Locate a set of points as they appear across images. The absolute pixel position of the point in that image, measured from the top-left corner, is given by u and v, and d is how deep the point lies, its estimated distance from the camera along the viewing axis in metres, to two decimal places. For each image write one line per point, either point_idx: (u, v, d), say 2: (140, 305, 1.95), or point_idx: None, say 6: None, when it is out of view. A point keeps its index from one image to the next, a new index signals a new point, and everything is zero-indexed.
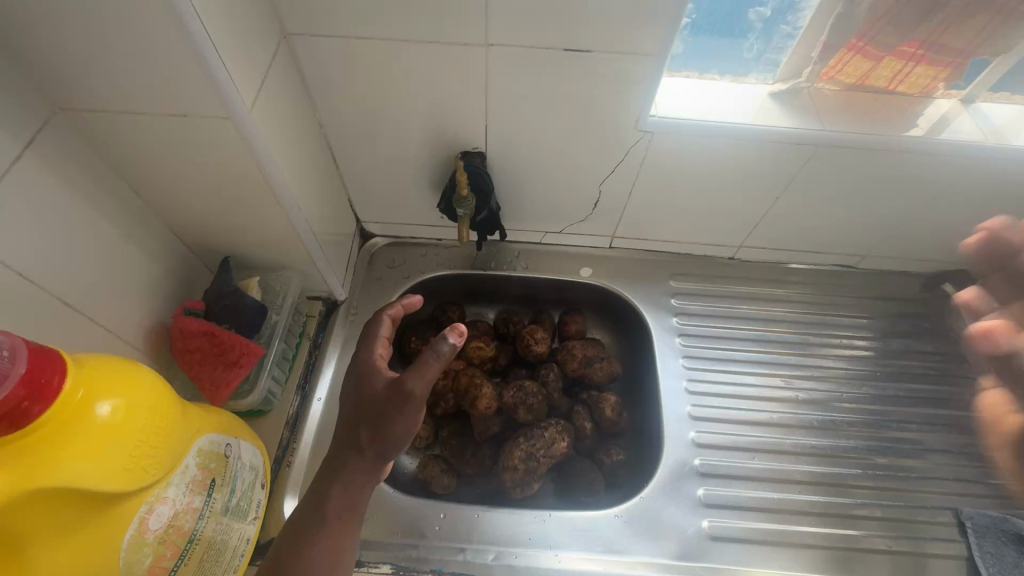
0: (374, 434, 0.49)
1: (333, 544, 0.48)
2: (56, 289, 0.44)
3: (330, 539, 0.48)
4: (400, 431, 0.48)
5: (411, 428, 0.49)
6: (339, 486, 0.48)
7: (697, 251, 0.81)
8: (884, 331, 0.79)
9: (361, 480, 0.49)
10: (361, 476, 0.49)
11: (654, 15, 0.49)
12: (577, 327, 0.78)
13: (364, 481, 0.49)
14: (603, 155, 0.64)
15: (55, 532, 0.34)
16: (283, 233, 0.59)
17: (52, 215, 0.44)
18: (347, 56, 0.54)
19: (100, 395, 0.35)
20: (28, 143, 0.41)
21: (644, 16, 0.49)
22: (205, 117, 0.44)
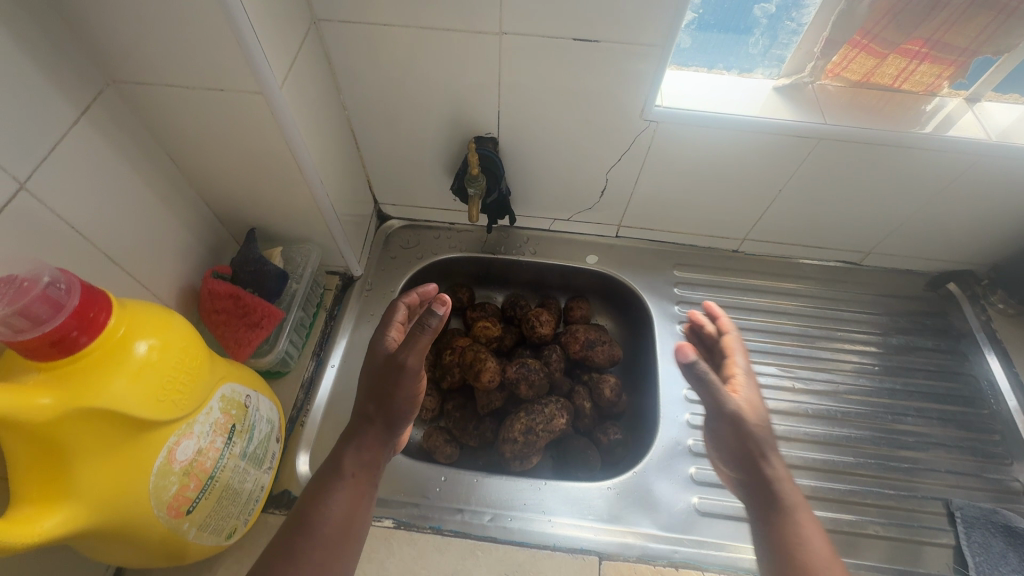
0: (378, 403, 0.53)
1: (349, 499, 0.50)
2: (101, 243, 0.49)
3: (348, 495, 0.50)
4: (402, 398, 0.53)
5: (412, 396, 0.53)
6: (354, 446, 0.52)
7: (702, 242, 0.83)
8: (886, 327, 0.80)
9: (376, 444, 0.53)
10: (375, 441, 0.53)
11: (658, 7, 0.52)
12: (582, 312, 0.81)
13: (376, 446, 0.53)
14: (609, 144, 0.67)
15: (96, 451, 0.37)
16: (305, 207, 0.64)
17: (101, 176, 0.48)
18: (371, 43, 0.58)
19: (138, 334, 0.39)
20: (84, 111, 0.46)
21: (647, 8, 0.52)
22: (240, 92, 0.48)
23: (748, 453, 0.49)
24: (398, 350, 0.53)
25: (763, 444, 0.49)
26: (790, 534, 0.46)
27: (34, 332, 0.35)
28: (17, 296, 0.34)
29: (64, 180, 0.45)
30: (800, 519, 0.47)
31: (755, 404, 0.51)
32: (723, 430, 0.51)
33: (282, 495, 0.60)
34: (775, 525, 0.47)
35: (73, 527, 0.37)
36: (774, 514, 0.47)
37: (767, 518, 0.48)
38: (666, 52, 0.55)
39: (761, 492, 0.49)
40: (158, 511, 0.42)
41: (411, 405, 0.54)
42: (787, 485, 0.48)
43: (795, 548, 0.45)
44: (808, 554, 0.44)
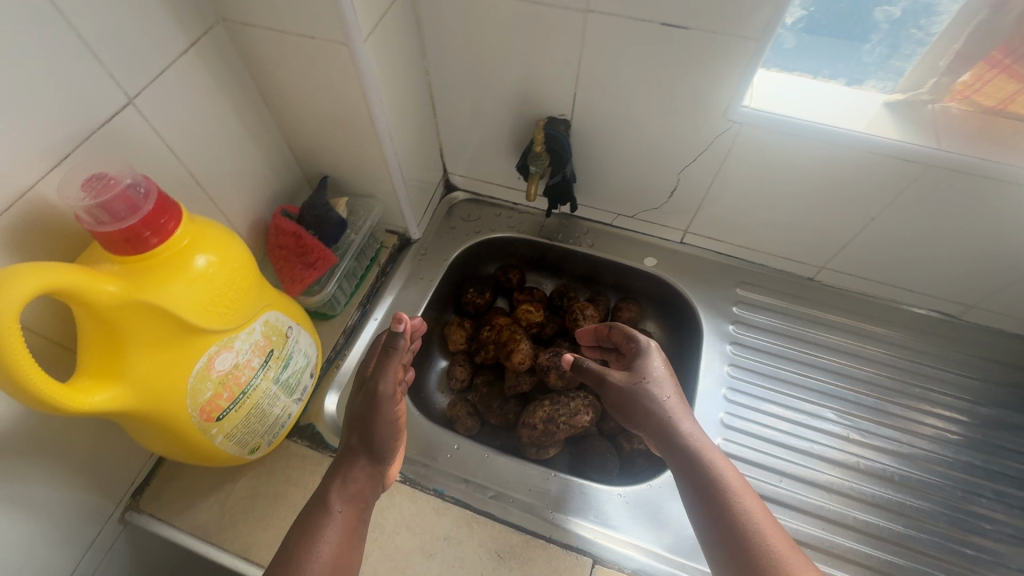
0: (361, 436, 0.56)
1: (339, 535, 0.51)
2: (190, 165, 0.54)
3: (336, 532, 0.51)
4: (382, 428, 0.55)
5: (391, 425, 0.56)
6: (341, 481, 0.54)
7: (774, 263, 0.77)
8: (977, 394, 0.70)
9: (364, 477, 0.55)
10: (363, 473, 0.55)
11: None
12: (628, 315, 0.80)
13: (362, 479, 0.55)
14: (686, 141, 0.63)
15: (148, 345, 0.42)
16: (374, 164, 0.66)
17: (199, 104, 0.53)
18: (460, 10, 0.59)
19: (200, 248, 0.44)
20: (194, 42, 0.51)
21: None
22: (329, 42, 0.51)
23: (643, 412, 0.56)
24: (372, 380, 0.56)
25: (659, 398, 0.56)
26: (698, 470, 0.52)
27: (113, 226, 0.39)
28: (102, 192, 0.38)
29: (167, 102, 0.49)
30: (707, 453, 0.53)
31: (642, 367, 0.58)
32: (613, 398, 0.58)
33: (307, 428, 0.63)
34: (684, 468, 0.53)
35: (118, 405, 0.42)
36: (681, 459, 0.53)
37: (685, 463, 0.53)
38: (761, 47, 0.51)
39: (667, 444, 0.55)
40: (192, 411, 0.47)
41: (393, 436, 0.57)
42: (689, 428, 0.54)
43: (706, 478, 0.51)
44: (717, 483, 0.51)
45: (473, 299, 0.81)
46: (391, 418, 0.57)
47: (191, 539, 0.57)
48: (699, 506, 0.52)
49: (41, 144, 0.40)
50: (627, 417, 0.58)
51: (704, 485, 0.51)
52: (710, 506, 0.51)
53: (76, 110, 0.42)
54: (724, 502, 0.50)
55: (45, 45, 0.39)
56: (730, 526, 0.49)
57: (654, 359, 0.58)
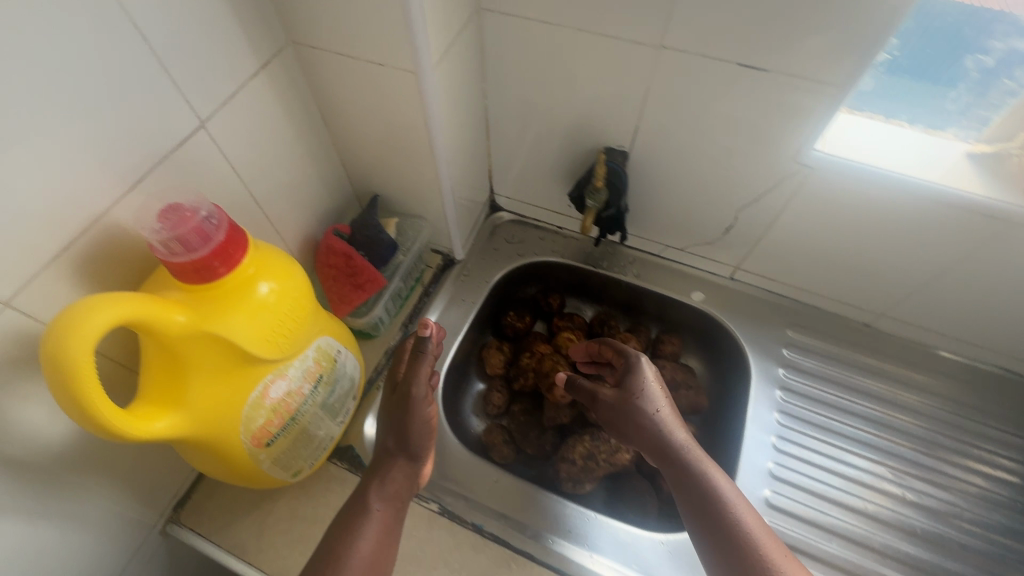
0: (397, 436, 0.58)
1: (375, 532, 0.52)
2: (251, 185, 0.54)
3: (374, 531, 0.52)
4: (417, 428, 0.59)
5: (425, 425, 0.60)
6: (378, 482, 0.55)
7: (828, 306, 0.74)
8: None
9: (401, 477, 0.57)
10: (400, 474, 0.57)
11: (847, 45, 0.46)
12: (672, 348, 0.78)
13: (400, 480, 0.57)
14: (749, 181, 0.61)
15: (208, 374, 0.42)
16: (427, 186, 0.65)
17: (264, 125, 0.53)
18: (527, 38, 0.58)
19: (264, 276, 0.43)
20: (264, 65, 0.50)
21: (834, 43, 0.46)
22: (398, 70, 0.51)
23: (633, 427, 0.54)
24: (405, 383, 0.61)
25: (649, 412, 0.54)
26: (693, 484, 0.50)
27: (185, 258, 0.38)
28: (178, 225, 0.38)
29: (234, 124, 0.49)
30: (705, 467, 0.51)
31: (632, 382, 0.56)
32: (604, 414, 0.58)
33: (347, 449, 0.63)
34: (678, 483, 0.51)
35: (178, 433, 0.42)
36: (676, 473, 0.52)
37: (680, 480, 0.51)
38: (844, 92, 0.49)
39: (662, 459, 0.53)
40: (244, 437, 0.46)
41: (427, 434, 0.60)
42: (683, 441, 0.52)
43: (702, 492, 0.49)
44: (713, 499, 0.49)
45: (512, 323, 0.80)
46: (423, 419, 0.60)
47: (229, 558, 0.56)
48: (698, 524, 0.49)
49: (118, 169, 0.40)
50: (621, 434, 0.57)
51: (699, 500, 0.49)
52: (705, 523, 0.48)
53: (152, 133, 0.42)
54: (720, 518, 0.48)
55: (128, 71, 0.39)
56: (728, 543, 0.47)
57: (645, 372, 0.56)
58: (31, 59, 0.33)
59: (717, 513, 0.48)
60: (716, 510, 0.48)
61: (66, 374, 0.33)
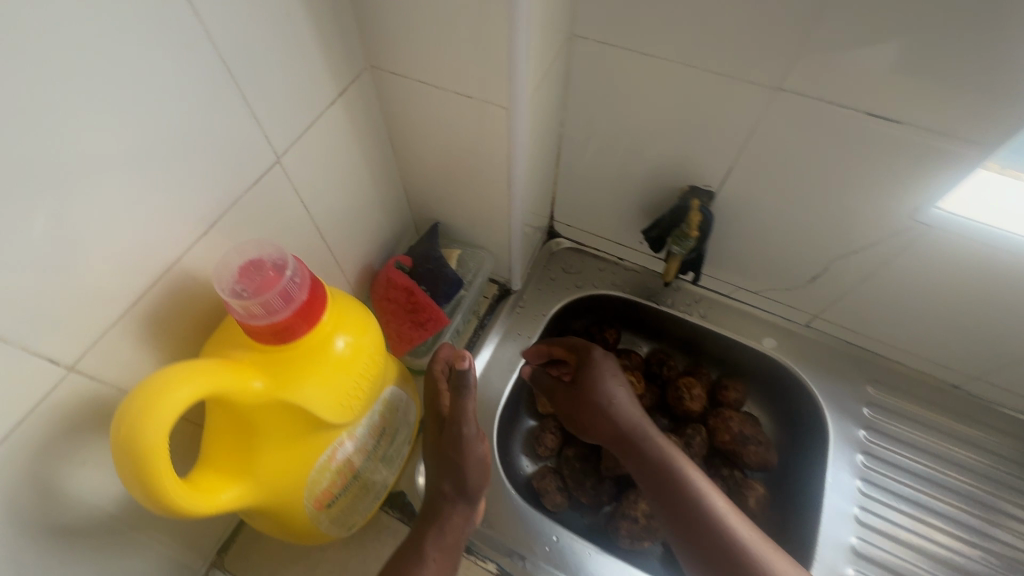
0: (453, 479, 0.52)
1: None
2: (318, 217, 0.50)
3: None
4: (474, 469, 0.52)
5: (481, 464, 0.53)
6: (436, 530, 0.51)
7: (914, 364, 0.68)
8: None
9: (459, 523, 0.52)
10: (459, 519, 0.52)
11: (1000, 101, 0.41)
12: (735, 396, 0.73)
13: (458, 526, 0.51)
14: (850, 231, 0.56)
15: (279, 440, 0.38)
16: (495, 219, 0.61)
17: (337, 154, 0.49)
18: (622, 67, 0.53)
19: (340, 331, 0.39)
20: (343, 91, 0.46)
21: (986, 98, 0.41)
22: (488, 104, 0.46)
23: (596, 418, 0.62)
24: (449, 424, 0.52)
25: (610, 403, 0.62)
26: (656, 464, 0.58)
27: (265, 321, 0.34)
28: (261, 288, 0.34)
29: (308, 156, 0.45)
30: (663, 449, 0.59)
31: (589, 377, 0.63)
32: (566, 409, 0.65)
33: (398, 495, 0.59)
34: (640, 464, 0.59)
35: (242, 504, 0.38)
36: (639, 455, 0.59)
37: (640, 460, 0.59)
38: (986, 153, 0.44)
39: (622, 446, 0.60)
40: (307, 501, 0.43)
41: (480, 478, 0.53)
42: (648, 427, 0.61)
43: (663, 470, 0.57)
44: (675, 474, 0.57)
45: None
46: (479, 457, 0.53)
47: None
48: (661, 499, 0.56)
49: (196, 212, 0.37)
50: (584, 427, 0.64)
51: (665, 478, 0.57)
52: (670, 499, 0.56)
53: (233, 171, 0.38)
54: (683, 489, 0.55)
55: (214, 108, 0.35)
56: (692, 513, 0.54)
57: (604, 368, 0.63)
58: (121, 103, 0.29)
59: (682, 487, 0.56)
60: (679, 485, 0.56)
61: (139, 462, 0.30)
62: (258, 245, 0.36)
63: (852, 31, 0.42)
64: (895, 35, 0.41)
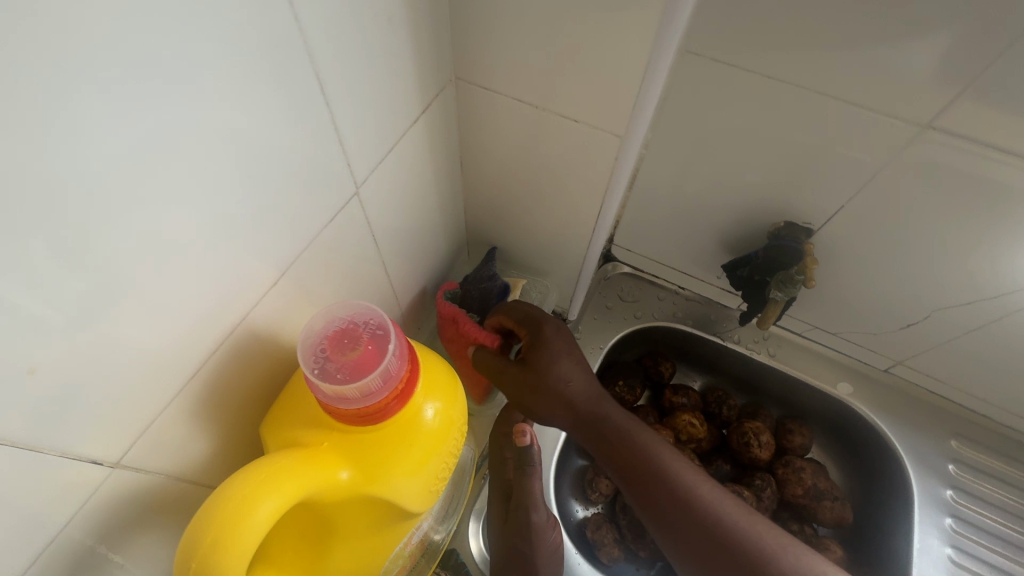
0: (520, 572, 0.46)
1: None
2: (383, 251, 0.43)
3: None
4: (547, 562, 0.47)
5: (553, 553, 0.48)
6: None
7: (1002, 418, 0.64)
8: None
9: None
10: None
11: None
12: (802, 442, 0.67)
13: None
14: (968, 282, 0.51)
15: (356, 537, 0.32)
16: (568, 250, 0.54)
17: (411, 179, 0.42)
18: (732, 89, 0.47)
19: (430, 398, 0.33)
20: (426, 108, 0.39)
21: None
22: (596, 130, 0.39)
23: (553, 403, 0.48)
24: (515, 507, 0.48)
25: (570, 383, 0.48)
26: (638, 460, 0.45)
27: (356, 403, 0.28)
28: (357, 367, 0.29)
29: (383, 183, 0.38)
30: (652, 445, 0.46)
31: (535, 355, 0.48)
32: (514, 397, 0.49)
33: (449, 554, 0.51)
34: (619, 462, 0.46)
35: None
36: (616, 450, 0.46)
37: (623, 461, 0.46)
38: None
39: (596, 440, 0.47)
40: None
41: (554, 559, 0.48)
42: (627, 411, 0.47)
43: (654, 473, 0.44)
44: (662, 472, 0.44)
45: (622, 396, 0.68)
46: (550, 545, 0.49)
47: None
48: (653, 511, 0.44)
49: (266, 259, 0.30)
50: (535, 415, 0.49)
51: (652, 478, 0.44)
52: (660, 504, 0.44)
53: (311, 209, 0.32)
54: (675, 492, 0.43)
55: (295, 134, 0.28)
56: (687, 520, 0.42)
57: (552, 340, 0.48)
58: (193, 134, 0.23)
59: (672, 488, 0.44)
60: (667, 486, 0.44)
61: None
62: (345, 308, 0.30)
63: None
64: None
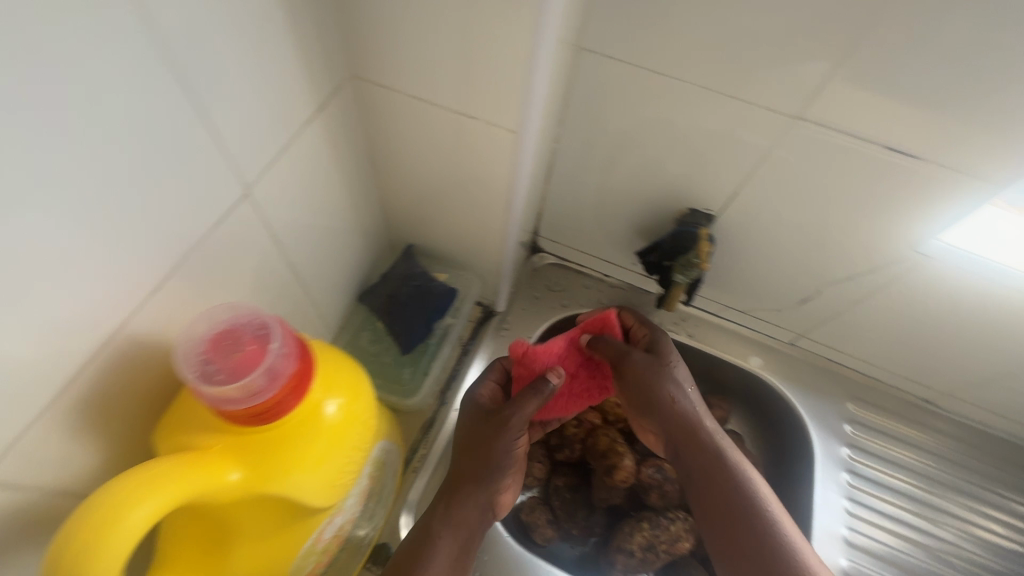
0: (476, 455, 0.48)
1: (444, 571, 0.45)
2: (290, 250, 0.43)
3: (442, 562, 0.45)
4: (501, 452, 0.47)
5: (509, 455, 0.48)
6: (446, 508, 0.47)
7: (889, 380, 0.71)
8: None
9: (473, 508, 0.47)
10: (474, 505, 0.47)
11: (1006, 139, 0.42)
12: (722, 414, 0.71)
13: (471, 510, 0.47)
14: (847, 258, 0.57)
15: (256, 535, 0.32)
16: (486, 242, 0.55)
17: (314, 179, 0.42)
18: (628, 85, 0.49)
19: (331, 394, 0.34)
20: (320, 106, 0.39)
21: (996, 137, 0.42)
22: (492, 125, 0.40)
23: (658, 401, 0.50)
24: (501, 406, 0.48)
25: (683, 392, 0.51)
26: (752, 535, 0.45)
27: (243, 405, 0.28)
28: (238, 369, 0.29)
29: (280, 182, 0.38)
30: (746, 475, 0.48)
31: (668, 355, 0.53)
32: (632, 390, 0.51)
33: (380, 549, 0.53)
34: (724, 526, 0.46)
35: None
36: (724, 513, 0.46)
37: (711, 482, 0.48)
38: (986, 189, 0.45)
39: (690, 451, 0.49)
40: None
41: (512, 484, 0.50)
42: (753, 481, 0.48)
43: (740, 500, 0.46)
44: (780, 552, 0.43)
45: None
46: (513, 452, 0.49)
47: None
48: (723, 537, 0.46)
49: (144, 264, 0.29)
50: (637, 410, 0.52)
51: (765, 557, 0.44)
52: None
53: (193, 211, 0.31)
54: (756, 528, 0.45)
55: (162, 135, 0.28)
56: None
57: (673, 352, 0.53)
58: (36, 140, 0.22)
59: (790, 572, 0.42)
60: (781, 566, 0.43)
61: None
62: (227, 311, 0.30)
63: (877, 64, 0.40)
64: (919, 70, 0.40)
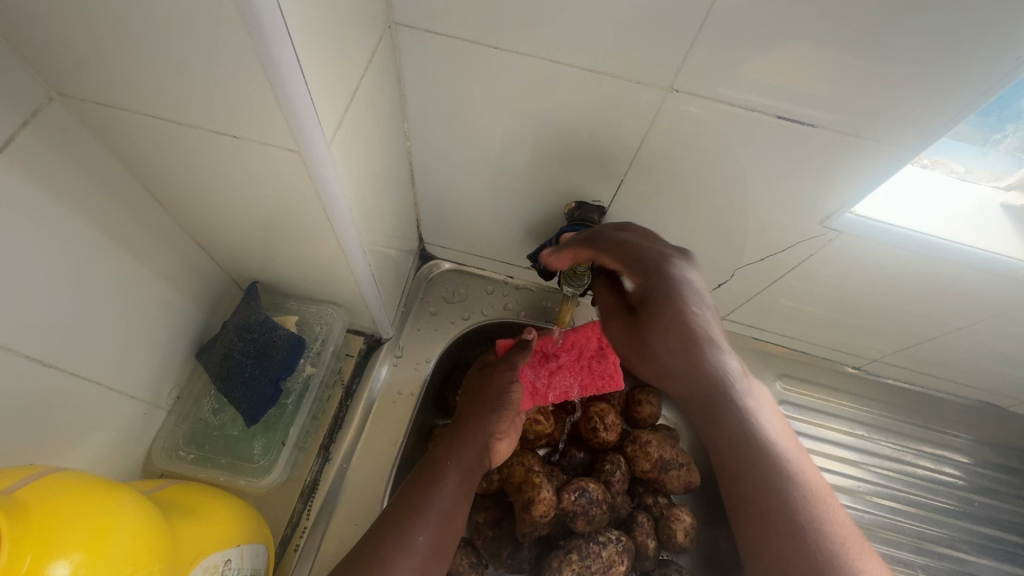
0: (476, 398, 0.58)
1: (449, 496, 0.51)
2: (13, 339, 0.32)
3: (448, 492, 0.51)
4: (492, 394, 0.58)
5: (502, 391, 0.58)
6: (449, 445, 0.55)
7: (818, 352, 0.66)
8: (1008, 496, 0.66)
9: (473, 442, 0.55)
10: (474, 436, 0.56)
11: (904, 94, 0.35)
12: (649, 411, 0.65)
13: (470, 445, 0.55)
14: (756, 239, 0.50)
15: None
16: (335, 272, 0.45)
17: (37, 241, 0.32)
18: (464, 64, 0.40)
19: (58, 555, 0.25)
20: (4, 147, 0.29)
21: (891, 92, 0.35)
22: (265, 145, 0.30)
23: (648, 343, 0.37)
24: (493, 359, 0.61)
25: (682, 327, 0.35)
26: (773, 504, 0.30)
27: None
28: None
29: None
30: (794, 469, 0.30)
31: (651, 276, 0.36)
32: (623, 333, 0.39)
33: None
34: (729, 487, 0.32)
35: None
36: (756, 488, 0.30)
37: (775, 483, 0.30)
38: (892, 152, 0.39)
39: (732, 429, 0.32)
40: None
41: (508, 435, 0.59)
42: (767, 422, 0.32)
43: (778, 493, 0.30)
44: (794, 492, 0.30)
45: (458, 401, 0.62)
46: (502, 390, 0.58)
47: None
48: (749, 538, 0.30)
49: None
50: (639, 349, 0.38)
51: (786, 522, 0.29)
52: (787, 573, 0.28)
53: None
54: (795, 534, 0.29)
55: None
56: None
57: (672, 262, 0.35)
58: None
59: (806, 532, 0.29)
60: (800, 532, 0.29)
61: None
62: None
63: (740, 16, 0.33)
64: (788, 19, 0.32)
